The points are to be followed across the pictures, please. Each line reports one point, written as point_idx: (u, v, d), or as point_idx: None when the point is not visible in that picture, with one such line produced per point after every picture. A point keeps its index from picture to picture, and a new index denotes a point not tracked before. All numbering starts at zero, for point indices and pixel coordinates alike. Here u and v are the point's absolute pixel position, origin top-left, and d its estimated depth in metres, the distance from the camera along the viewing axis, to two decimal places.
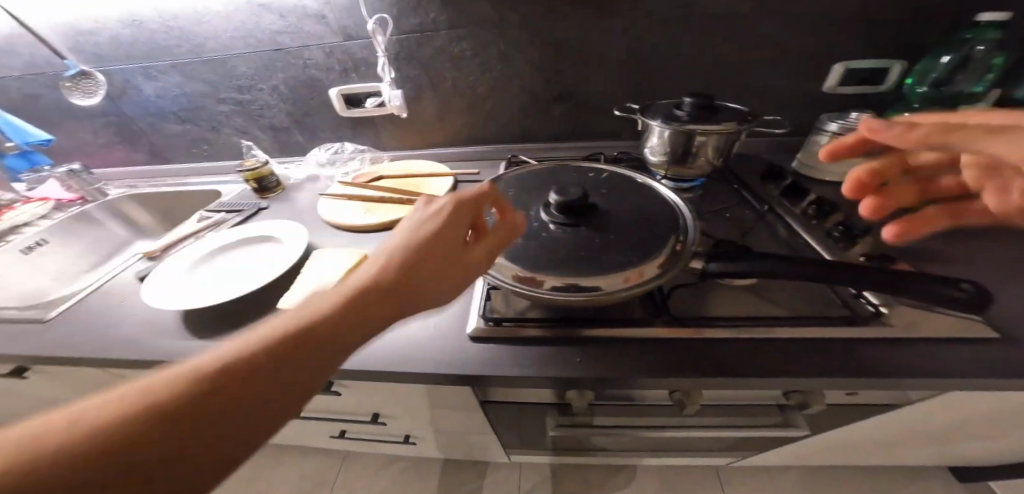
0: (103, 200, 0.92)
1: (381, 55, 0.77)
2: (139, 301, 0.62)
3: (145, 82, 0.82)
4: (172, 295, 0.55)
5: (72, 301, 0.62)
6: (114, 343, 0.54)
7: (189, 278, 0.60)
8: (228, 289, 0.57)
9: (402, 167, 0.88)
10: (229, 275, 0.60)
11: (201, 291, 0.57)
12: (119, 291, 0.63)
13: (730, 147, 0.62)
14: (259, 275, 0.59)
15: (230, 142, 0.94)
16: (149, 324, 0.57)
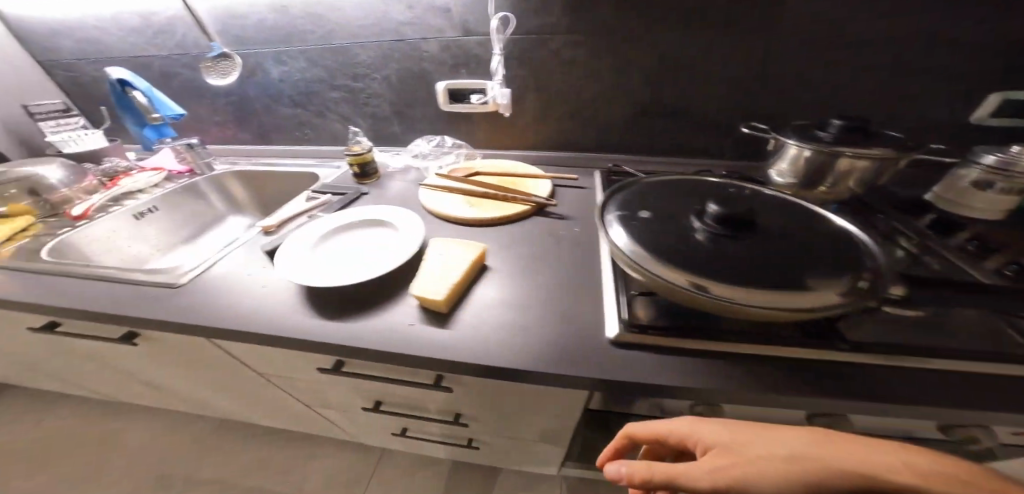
0: (210, 175, 0.96)
1: (495, 54, 0.77)
2: (257, 277, 0.62)
3: (274, 66, 0.89)
4: (300, 272, 0.57)
5: (195, 272, 0.63)
6: (247, 316, 0.55)
7: (313, 257, 0.61)
8: (357, 274, 0.58)
9: (498, 166, 0.88)
10: (349, 258, 0.61)
11: (325, 271, 0.58)
12: (241, 261, 0.65)
13: (879, 178, 0.57)
14: (381, 262, 0.60)
15: (333, 129, 0.99)
16: (275, 298, 0.57)
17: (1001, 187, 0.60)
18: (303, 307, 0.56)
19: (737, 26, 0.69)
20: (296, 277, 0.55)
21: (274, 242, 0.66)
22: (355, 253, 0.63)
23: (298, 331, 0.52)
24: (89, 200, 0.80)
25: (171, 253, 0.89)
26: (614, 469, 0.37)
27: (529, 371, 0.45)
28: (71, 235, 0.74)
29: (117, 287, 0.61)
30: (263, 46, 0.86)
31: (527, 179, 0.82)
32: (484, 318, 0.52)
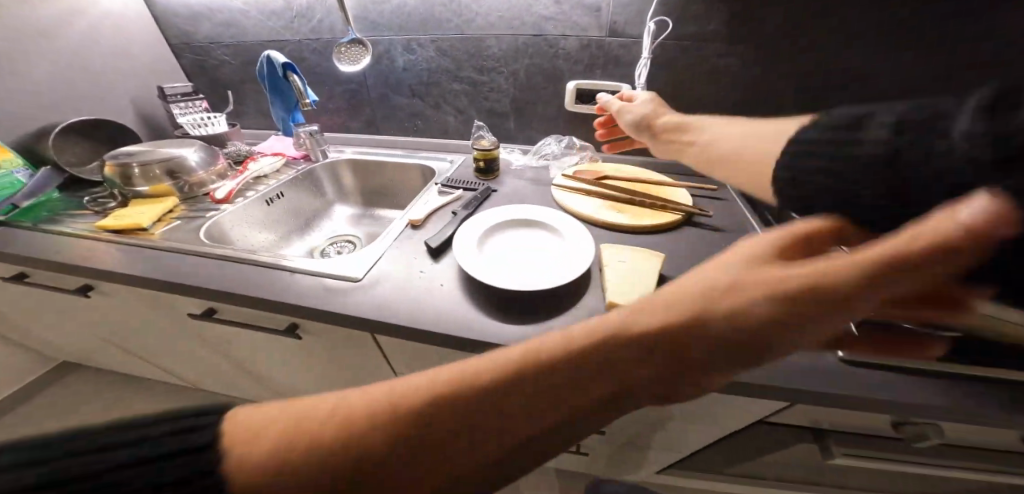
0: (325, 162, 1.00)
1: (642, 59, 0.74)
2: (423, 273, 0.61)
3: (401, 55, 0.90)
4: (483, 270, 0.57)
5: (363, 266, 0.61)
6: (440, 316, 0.53)
7: (486, 259, 0.60)
8: (543, 279, 0.55)
9: (624, 170, 0.86)
10: (523, 261, 0.60)
11: (502, 272, 0.57)
12: (402, 255, 0.64)
13: None
14: (561, 267, 0.57)
15: (444, 121, 0.99)
16: (457, 298, 0.56)
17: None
18: (490, 310, 0.54)
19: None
20: (489, 281, 0.54)
21: (436, 238, 0.65)
22: (525, 257, 0.61)
23: (496, 334, 0.51)
24: (224, 184, 0.84)
25: (293, 242, 0.92)
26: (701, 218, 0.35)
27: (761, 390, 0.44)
28: (218, 219, 0.77)
29: (286, 274, 0.61)
30: (397, 34, 0.87)
31: (663, 187, 0.80)
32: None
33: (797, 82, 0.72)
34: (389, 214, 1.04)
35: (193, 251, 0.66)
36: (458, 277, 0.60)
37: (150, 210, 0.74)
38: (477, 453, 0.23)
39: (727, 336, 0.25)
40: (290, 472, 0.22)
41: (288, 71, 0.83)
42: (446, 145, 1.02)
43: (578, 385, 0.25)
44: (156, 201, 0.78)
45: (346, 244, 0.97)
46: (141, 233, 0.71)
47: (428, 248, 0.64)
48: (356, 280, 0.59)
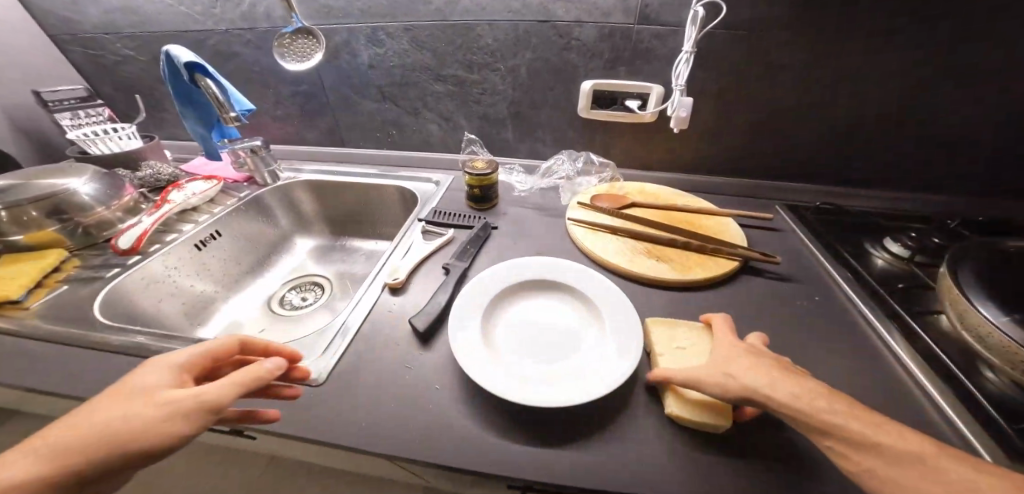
0: (276, 186, 0.80)
1: (683, 51, 0.57)
2: (412, 367, 0.44)
3: (366, 48, 0.71)
4: (502, 371, 0.40)
5: (326, 357, 0.44)
6: (447, 448, 0.37)
7: (498, 350, 0.43)
8: (588, 379, 0.38)
9: (650, 192, 0.70)
10: (549, 349, 0.43)
11: (528, 371, 0.40)
12: (380, 337, 0.46)
13: None
14: (610, 355, 0.40)
15: (424, 130, 0.80)
16: (468, 415, 0.39)
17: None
18: (520, 432, 0.38)
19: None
20: (518, 398, 0.37)
21: (425, 313, 0.47)
22: (552, 339, 0.44)
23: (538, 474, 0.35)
24: (135, 225, 0.63)
25: (242, 291, 0.72)
26: (272, 364, 0.34)
27: None
28: (128, 278, 0.56)
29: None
30: (361, 20, 0.67)
31: (706, 216, 0.64)
32: (798, 456, 0.35)
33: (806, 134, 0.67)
34: (363, 246, 0.86)
35: (81, 341, 0.46)
36: (463, 374, 0.43)
37: (25, 270, 0.53)
38: None
39: (120, 462, 0.28)
40: None
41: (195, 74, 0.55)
42: (427, 160, 0.83)
43: None
44: (36, 257, 0.57)
45: (310, 288, 0.78)
46: (14, 307, 0.50)
47: (414, 329, 0.47)
48: (316, 383, 0.41)
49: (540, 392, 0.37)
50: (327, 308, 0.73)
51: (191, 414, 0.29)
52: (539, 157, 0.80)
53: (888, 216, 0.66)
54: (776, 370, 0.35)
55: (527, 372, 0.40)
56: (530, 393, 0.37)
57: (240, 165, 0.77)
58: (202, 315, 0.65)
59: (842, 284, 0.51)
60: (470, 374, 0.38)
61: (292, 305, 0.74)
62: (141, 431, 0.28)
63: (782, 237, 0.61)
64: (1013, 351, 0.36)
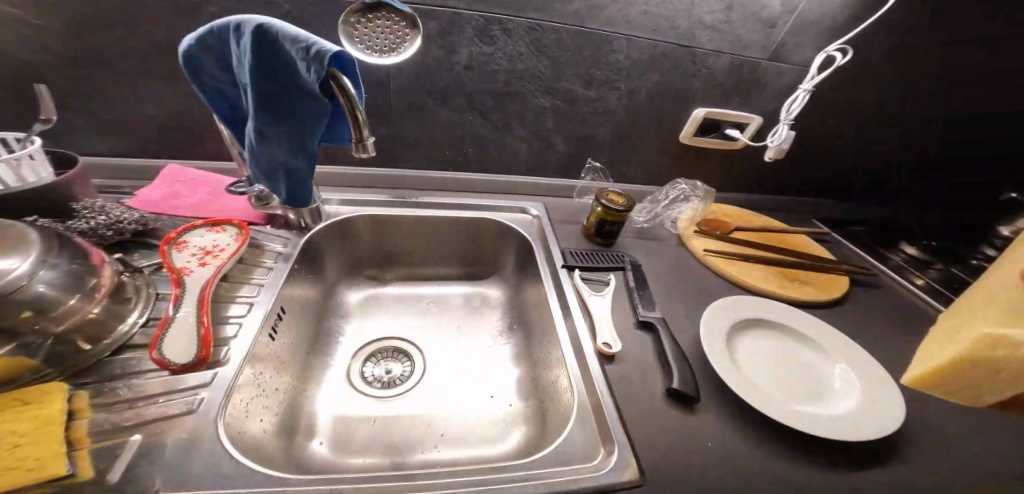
0: (322, 227, 0.59)
1: (802, 89, 0.62)
2: (701, 442, 0.39)
3: (465, 38, 0.53)
4: (789, 408, 0.41)
5: (618, 450, 0.37)
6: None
7: (767, 392, 0.43)
8: (869, 404, 0.42)
9: (732, 214, 0.77)
10: (801, 384, 0.45)
11: (800, 404, 0.42)
12: (644, 417, 0.41)
13: None
14: (866, 382, 0.44)
15: (512, 149, 0.67)
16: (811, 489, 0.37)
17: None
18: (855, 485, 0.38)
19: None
20: (841, 438, 0.38)
21: (677, 373, 0.44)
22: (795, 373, 0.46)
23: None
24: (173, 316, 0.40)
25: (324, 379, 0.55)
26: None
27: None
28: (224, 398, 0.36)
29: None
30: (473, 8, 0.51)
31: (786, 235, 0.75)
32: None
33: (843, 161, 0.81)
34: (425, 292, 0.71)
35: None
36: (763, 441, 0.40)
37: (18, 428, 0.29)
38: None
39: None
40: None
41: (332, 67, 0.34)
42: (505, 184, 0.71)
43: None
44: (15, 398, 0.31)
45: (390, 356, 0.61)
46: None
47: (675, 396, 0.43)
48: (641, 484, 0.35)
49: (853, 427, 0.39)
50: (433, 374, 0.59)
51: None
52: (625, 180, 0.77)
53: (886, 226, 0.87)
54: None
55: (807, 406, 0.42)
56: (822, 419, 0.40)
57: (262, 199, 0.54)
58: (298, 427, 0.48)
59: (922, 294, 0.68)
60: (781, 420, 0.39)
61: (385, 380, 0.57)
62: None
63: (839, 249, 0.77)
64: None
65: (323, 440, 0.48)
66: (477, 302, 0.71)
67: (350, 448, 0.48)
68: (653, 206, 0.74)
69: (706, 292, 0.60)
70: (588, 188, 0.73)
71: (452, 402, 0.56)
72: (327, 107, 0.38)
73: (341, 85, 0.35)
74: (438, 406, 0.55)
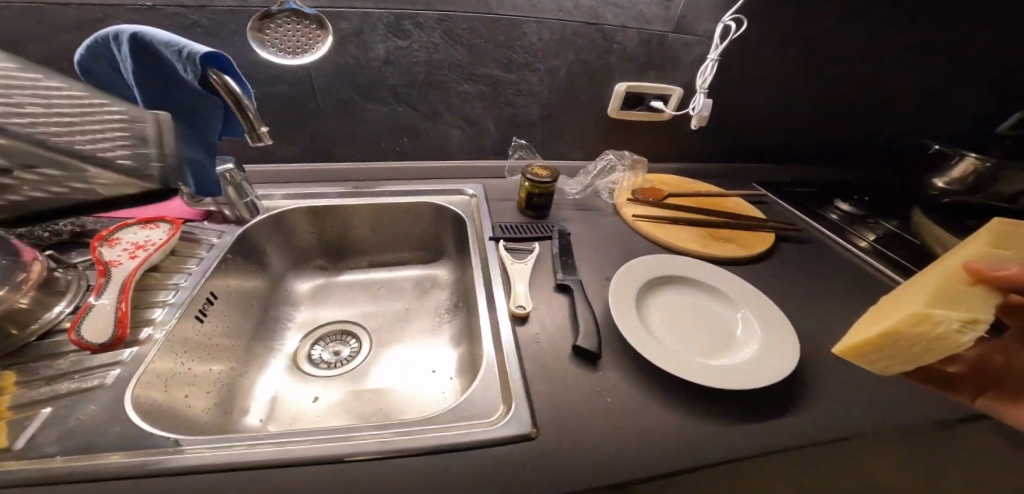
0: (258, 219, 0.60)
1: (708, 59, 0.65)
2: (598, 395, 0.41)
3: (376, 30, 0.56)
4: (689, 362, 0.43)
5: (519, 404, 0.39)
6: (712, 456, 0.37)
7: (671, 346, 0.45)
8: (762, 356, 0.44)
9: (667, 182, 0.80)
10: (710, 338, 0.47)
11: (703, 357, 0.45)
12: (546, 371, 0.43)
13: None
14: (772, 330, 0.46)
15: (445, 136, 0.70)
16: (700, 424, 0.40)
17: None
18: (743, 417, 0.41)
19: (917, 48, 0.75)
20: (727, 385, 0.40)
21: (584, 332, 0.46)
22: (705, 328, 0.48)
23: (785, 449, 0.39)
24: (93, 305, 0.42)
25: (268, 362, 0.57)
26: None
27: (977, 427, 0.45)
28: (143, 381, 0.39)
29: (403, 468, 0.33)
30: (380, 5, 0.54)
31: (722, 199, 0.78)
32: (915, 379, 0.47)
33: (774, 127, 0.83)
34: (377, 277, 0.73)
35: (155, 472, 0.31)
36: (661, 385, 0.43)
37: None
38: None
39: None
40: None
41: (209, 67, 0.40)
42: (444, 170, 0.73)
43: None
44: None
45: (339, 339, 0.64)
46: None
47: (580, 352, 0.45)
48: (533, 437, 0.37)
49: (743, 376, 0.41)
50: (381, 354, 0.62)
51: None
52: (564, 158, 0.80)
53: (828, 184, 0.89)
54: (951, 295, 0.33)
55: (710, 359, 0.44)
56: (717, 370, 0.42)
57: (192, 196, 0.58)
58: (238, 403, 0.50)
59: (852, 246, 0.71)
60: (679, 374, 0.41)
61: (333, 361, 0.60)
62: None
63: (773, 211, 0.80)
64: None
65: (266, 413, 0.51)
66: (428, 285, 0.73)
67: (294, 417, 0.51)
68: (589, 179, 0.76)
69: (633, 256, 0.62)
70: (516, 166, 0.75)
71: (392, 378, 0.58)
72: (218, 104, 0.45)
73: (222, 84, 0.41)
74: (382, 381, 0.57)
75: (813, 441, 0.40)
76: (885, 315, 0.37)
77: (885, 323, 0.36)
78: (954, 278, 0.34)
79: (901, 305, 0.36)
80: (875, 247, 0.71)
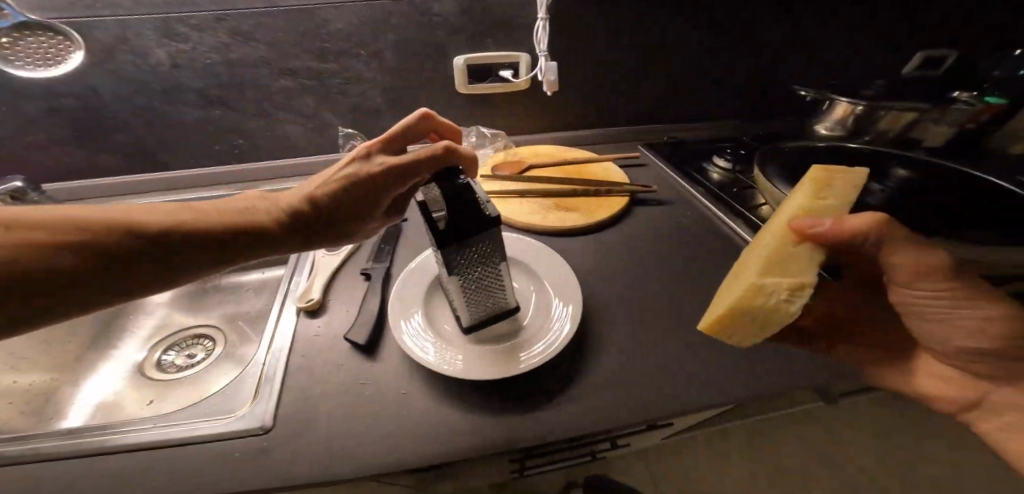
0: None
1: (539, 19, 0.62)
2: (344, 386, 0.43)
3: (165, 33, 0.56)
4: (453, 352, 0.42)
5: (258, 398, 0.42)
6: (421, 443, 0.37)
7: (445, 335, 0.45)
8: (522, 351, 0.42)
9: (538, 153, 0.77)
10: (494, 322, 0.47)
11: (478, 343, 0.44)
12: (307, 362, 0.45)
13: (916, 122, 0.67)
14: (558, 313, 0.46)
15: (283, 134, 0.70)
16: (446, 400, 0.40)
17: (973, 128, 0.73)
18: (501, 389, 0.41)
19: None
20: (474, 378, 0.39)
21: (358, 327, 0.48)
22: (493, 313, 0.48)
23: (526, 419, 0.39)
24: None
25: (100, 367, 0.62)
26: None
27: (779, 383, 0.42)
28: None
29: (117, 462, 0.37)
30: (138, 11, 0.54)
31: (589, 165, 0.74)
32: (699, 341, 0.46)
33: (643, 83, 0.80)
34: (248, 280, 0.73)
35: None
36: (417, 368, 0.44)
37: None
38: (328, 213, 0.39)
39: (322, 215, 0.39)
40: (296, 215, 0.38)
41: None
42: (298, 167, 0.73)
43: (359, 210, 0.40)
44: None
45: (195, 343, 0.66)
46: None
47: (355, 344, 0.46)
48: (262, 429, 0.39)
49: (494, 364, 0.40)
50: (218, 363, 0.63)
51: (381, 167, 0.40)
52: None
53: (717, 140, 0.85)
54: (791, 258, 0.34)
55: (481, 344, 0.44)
56: (478, 357, 0.41)
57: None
58: (54, 407, 0.55)
59: (711, 203, 0.68)
60: (432, 365, 0.40)
61: (172, 367, 0.62)
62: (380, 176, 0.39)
63: (650, 172, 0.78)
64: None
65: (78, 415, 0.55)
66: None
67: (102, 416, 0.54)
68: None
69: None
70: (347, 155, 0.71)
71: (220, 379, 0.60)
72: None
73: None
74: (202, 389, 0.58)
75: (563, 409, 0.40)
76: (729, 289, 0.37)
77: (726, 301, 0.35)
78: (783, 243, 0.35)
79: (741, 279, 0.36)
80: (738, 204, 0.67)
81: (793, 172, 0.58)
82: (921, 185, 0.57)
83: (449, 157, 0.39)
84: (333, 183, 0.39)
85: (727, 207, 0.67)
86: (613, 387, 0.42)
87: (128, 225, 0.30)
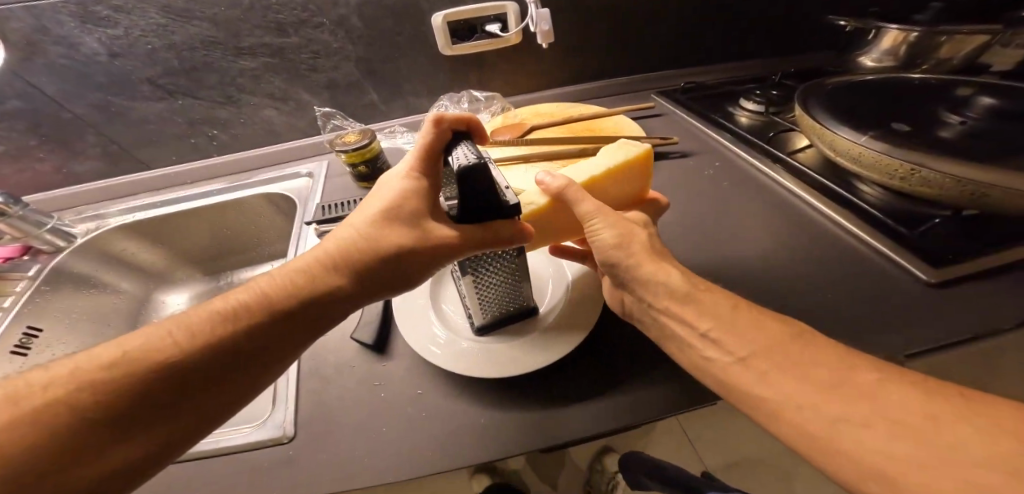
0: (79, 244, 0.58)
1: None
2: (364, 387, 0.40)
3: (98, 16, 0.51)
4: (484, 346, 0.39)
5: (283, 406, 0.38)
6: (437, 445, 0.35)
7: (467, 330, 0.42)
8: (547, 336, 0.39)
9: (540, 112, 0.70)
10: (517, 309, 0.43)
11: (505, 332, 0.41)
12: (310, 364, 0.42)
13: (989, 44, 0.61)
14: (586, 295, 0.43)
15: (261, 118, 0.66)
16: (448, 399, 0.38)
17: None
18: (511, 382, 0.39)
19: None
20: (506, 373, 0.37)
21: (367, 325, 0.44)
22: None
23: (534, 412, 0.36)
24: None
25: None
26: None
27: None
28: None
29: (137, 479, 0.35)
30: None
31: (597, 121, 0.67)
32: None
33: (648, 24, 0.71)
34: (260, 274, 0.72)
35: None
36: (427, 364, 0.41)
37: None
38: (322, 284, 0.29)
39: (325, 297, 0.29)
40: (285, 304, 0.28)
41: None
42: (282, 151, 0.69)
43: (370, 271, 0.30)
44: None
45: None
46: None
47: (366, 345, 0.43)
48: (285, 439, 0.36)
49: (521, 356, 0.38)
50: None
51: (380, 207, 0.30)
52: (417, 112, 0.73)
53: (742, 81, 0.77)
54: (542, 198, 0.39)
55: (507, 333, 0.41)
56: (512, 348, 0.39)
57: None
58: None
59: (742, 152, 0.61)
60: (464, 363, 0.38)
61: None
62: (390, 204, 0.30)
63: (667, 123, 0.70)
64: (888, 165, 0.43)
65: None
66: None
67: None
68: None
69: None
70: (332, 135, 0.67)
71: None
72: None
73: None
74: None
75: (575, 400, 0.37)
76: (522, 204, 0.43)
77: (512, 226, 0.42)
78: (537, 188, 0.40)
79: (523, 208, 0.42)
80: (776, 151, 0.60)
81: (844, 108, 0.52)
82: (1014, 112, 0.50)
83: (442, 124, 0.33)
84: (317, 257, 0.30)
85: (762, 154, 0.60)
86: (639, 374, 0.38)
87: (74, 403, 0.23)
